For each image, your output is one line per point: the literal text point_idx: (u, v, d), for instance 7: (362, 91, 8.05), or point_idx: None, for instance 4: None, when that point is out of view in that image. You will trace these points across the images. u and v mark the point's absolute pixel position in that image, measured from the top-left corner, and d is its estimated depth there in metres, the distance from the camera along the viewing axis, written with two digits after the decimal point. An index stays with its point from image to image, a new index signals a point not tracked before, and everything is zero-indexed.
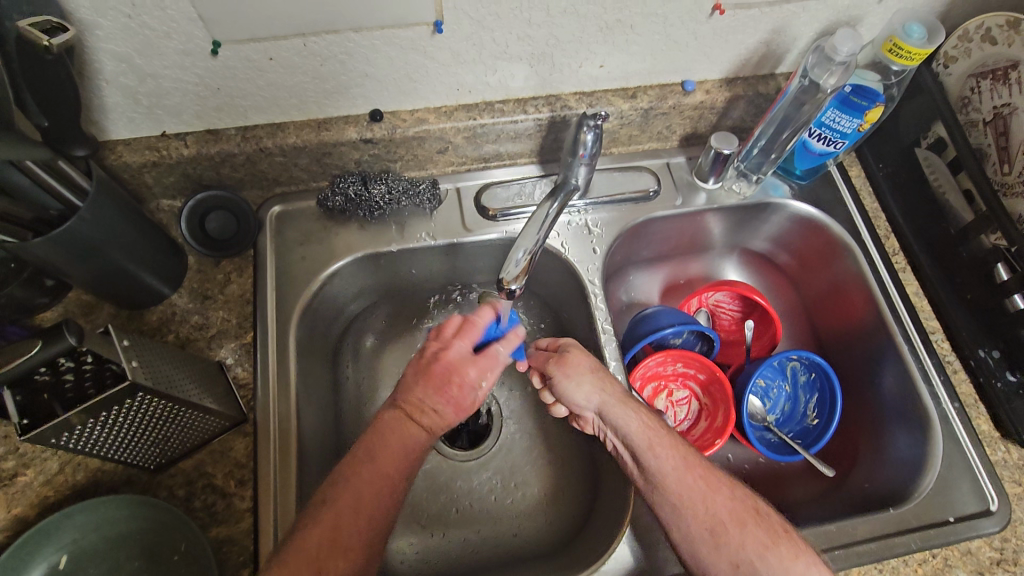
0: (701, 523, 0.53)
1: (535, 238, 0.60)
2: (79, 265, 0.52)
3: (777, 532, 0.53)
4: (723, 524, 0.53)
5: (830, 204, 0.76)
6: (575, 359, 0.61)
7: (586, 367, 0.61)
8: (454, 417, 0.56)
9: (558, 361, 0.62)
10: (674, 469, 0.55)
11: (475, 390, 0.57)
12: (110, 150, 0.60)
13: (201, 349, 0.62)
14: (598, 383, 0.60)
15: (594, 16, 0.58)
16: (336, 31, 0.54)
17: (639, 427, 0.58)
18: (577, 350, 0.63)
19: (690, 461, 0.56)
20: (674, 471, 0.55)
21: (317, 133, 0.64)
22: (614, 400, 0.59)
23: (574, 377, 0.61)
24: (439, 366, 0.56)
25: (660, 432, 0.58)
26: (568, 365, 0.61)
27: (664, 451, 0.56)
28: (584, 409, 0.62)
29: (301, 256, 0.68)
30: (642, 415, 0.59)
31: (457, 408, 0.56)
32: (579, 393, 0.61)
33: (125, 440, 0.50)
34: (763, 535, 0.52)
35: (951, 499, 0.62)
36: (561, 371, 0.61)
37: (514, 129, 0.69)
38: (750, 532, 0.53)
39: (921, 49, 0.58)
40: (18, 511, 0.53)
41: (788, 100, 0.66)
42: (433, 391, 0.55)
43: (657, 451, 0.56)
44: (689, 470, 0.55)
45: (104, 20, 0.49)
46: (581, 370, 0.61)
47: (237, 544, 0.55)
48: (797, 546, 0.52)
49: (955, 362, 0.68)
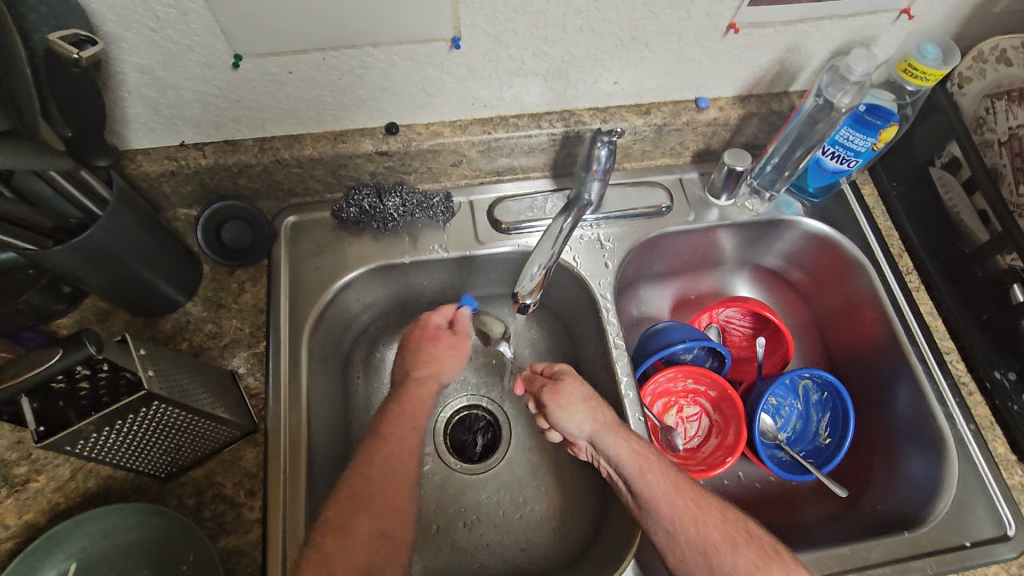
0: (695, 548, 0.53)
1: (548, 253, 0.60)
2: (95, 273, 0.53)
3: (769, 553, 0.53)
4: (716, 546, 0.53)
5: (843, 222, 0.76)
6: (569, 389, 0.63)
7: (579, 396, 0.62)
8: (439, 350, 0.65)
9: (553, 391, 0.63)
10: (666, 495, 0.55)
11: (445, 329, 0.67)
12: (130, 160, 0.61)
13: (214, 358, 0.62)
14: (591, 412, 0.61)
15: (609, 33, 0.59)
16: (355, 46, 0.55)
17: (628, 455, 0.57)
18: (571, 378, 0.64)
19: (682, 486, 0.56)
20: (666, 497, 0.55)
21: (334, 145, 0.65)
22: (606, 428, 0.59)
23: (568, 406, 0.62)
24: (411, 330, 0.67)
25: (651, 457, 0.57)
26: (561, 394, 0.62)
27: (655, 478, 0.56)
28: (577, 438, 0.62)
29: (314, 267, 0.69)
30: (633, 443, 0.58)
31: (444, 346, 0.66)
32: (573, 421, 0.61)
33: (137, 449, 0.50)
34: (754, 556, 0.53)
35: (966, 523, 0.61)
36: (555, 400, 0.63)
37: (527, 144, 0.69)
38: (742, 554, 0.53)
39: (936, 70, 0.58)
40: (29, 517, 0.54)
41: (801, 118, 0.66)
42: (412, 344, 0.66)
43: (648, 478, 0.56)
44: (681, 495, 0.55)
45: (129, 33, 0.49)
46: (575, 399, 0.62)
47: (245, 556, 0.54)
48: (788, 566, 0.52)
49: (970, 384, 0.68)
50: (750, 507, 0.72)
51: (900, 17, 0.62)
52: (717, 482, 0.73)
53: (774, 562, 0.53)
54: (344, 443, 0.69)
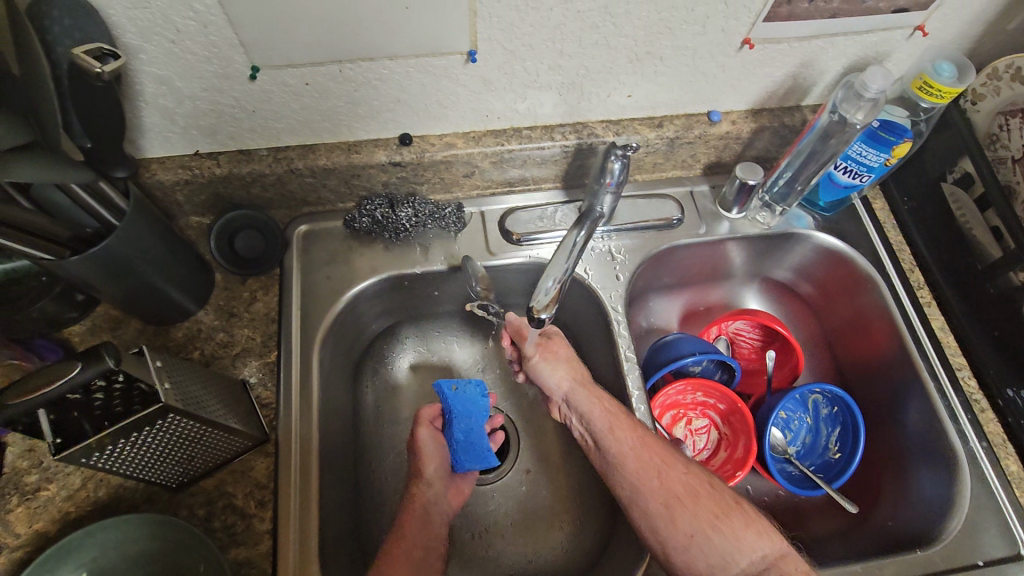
0: (658, 498, 0.56)
1: (564, 267, 0.60)
2: (109, 282, 0.53)
3: (730, 503, 0.56)
4: (677, 496, 0.56)
5: (854, 237, 0.76)
6: (556, 346, 0.67)
7: (563, 356, 0.67)
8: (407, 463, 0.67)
9: (540, 346, 0.68)
10: (632, 448, 0.59)
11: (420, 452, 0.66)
12: (145, 168, 0.61)
13: (225, 367, 0.62)
14: (571, 370, 0.66)
15: (624, 48, 0.59)
16: (371, 59, 0.55)
17: (599, 412, 0.61)
18: (558, 338, 0.69)
19: (649, 441, 0.59)
20: (632, 451, 0.58)
21: (347, 155, 0.65)
22: (583, 387, 0.64)
23: (551, 361, 0.66)
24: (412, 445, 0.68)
25: (620, 416, 0.61)
26: (547, 351, 0.67)
27: (622, 433, 0.60)
28: (555, 395, 0.66)
29: (325, 277, 0.69)
30: (604, 401, 0.62)
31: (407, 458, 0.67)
32: (553, 377, 0.65)
33: (151, 459, 0.50)
34: (715, 507, 0.56)
35: (978, 542, 0.61)
36: (539, 353, 0.67)
37: (539, 155, 0.69)
38: (703, 505, 0.56)
39: (951, 87, 0.58)
40: (39, 526, 0.53)
41: (815, 133, 0.66)
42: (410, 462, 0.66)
43: (616, 434, 0.60)
44: (647, 449, 0.59)
45: (149, 45, 0.50)
46: (558, 357, 0.67)
47: (255, 567, 0.54)
48: (746, 516, 0.55)
49: (982, 401, 0.67)
50: None
51: (914, 34, 0.62)
52: None
53: (733, 511, 0.56)
54: (354, 453, 0.69)
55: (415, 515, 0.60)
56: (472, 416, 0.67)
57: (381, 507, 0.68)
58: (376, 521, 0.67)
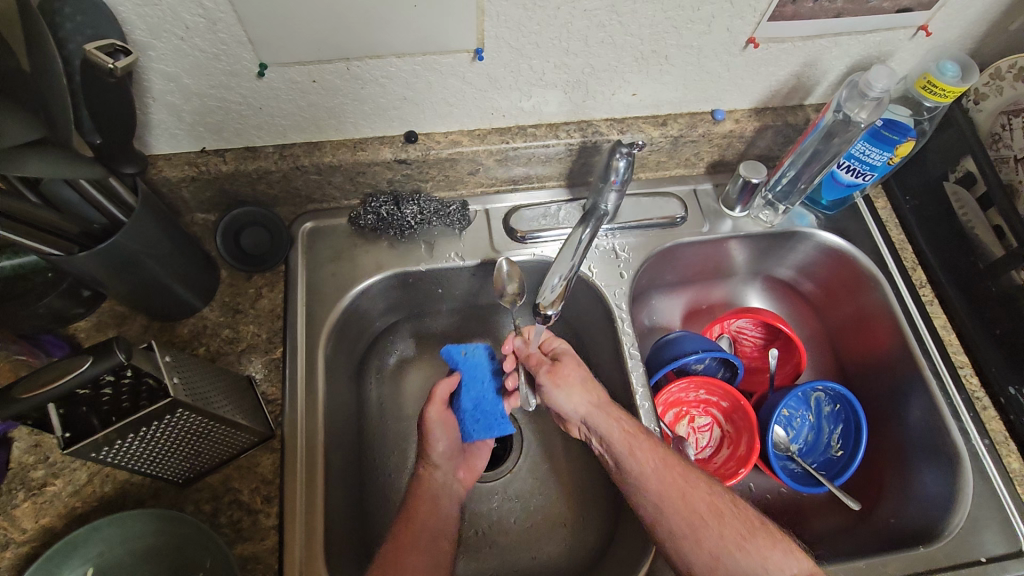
0: (682, 520, 0.55)
1: (568, 264, 0.60)
2: (117, 277, 0.53)
3: (755, 523, 0.56)
4: (703, 516, 0.55)
5: (857, 236, 0.76)
6: (568, 368, 0.63)
7: (577, 378, 0.62)
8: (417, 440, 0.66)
9: (552, 368, 0.63)
10: (654, 469, 0.57)
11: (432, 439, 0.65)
12: (151, 165, 0.62)
13: (231, 363, 0.62)
14: (586, 393, 0.62)
15: (630, 47, 0.59)
16: (379, 56, 0.55)
17: (619, 435, 0.59)
18: (570, 357, 0.64)
19: (670, 460, 0.58)
20: (654, 471, 0.57)
21: (353, 153, 0.65)
22: (601, 409, 0.60)
23: (565, 387, 0.62)
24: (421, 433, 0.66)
25: (640, 435, 0.59)
26: (560, 373, 0.62)
27: (644, 454, 0.58)
28: (570, 417, 0.63)
29: (331, 273, 0.69)
30: (624, 422, 0.60)
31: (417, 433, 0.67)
32: (568, 400, 0.62)
33: (158, 454, 0.50)
34: (740, 527, 0.55)
35: (980, 539, 0.61)
36: (551, 380, 0.62)
37: (544, 153, 0.69)
38: (729, 525, 0.55)
39: (955, 87, 0.59)
40: (45, 521, 0.54)
41: (819, 133, 0.66)
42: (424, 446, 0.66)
43: (638, 455, 0.58)
44: (670, 470, 0.57)
45: (158, 42, 0.50)
46: (572, 380, 0.62)
47: (262, 562, 0.54)
48: (771, 534, 0.55)
49: (984, 399, 0.68)
50: None
51: (917, 34, 0.63)
52: None
53: (758, 531, 0.55)
54: (358, 450, 0.69)
55: (423, 508, 0.60)
56: (483, 384, 0.67)
57: (386, 503, 0.69)
58: (380, 517, 0.68)
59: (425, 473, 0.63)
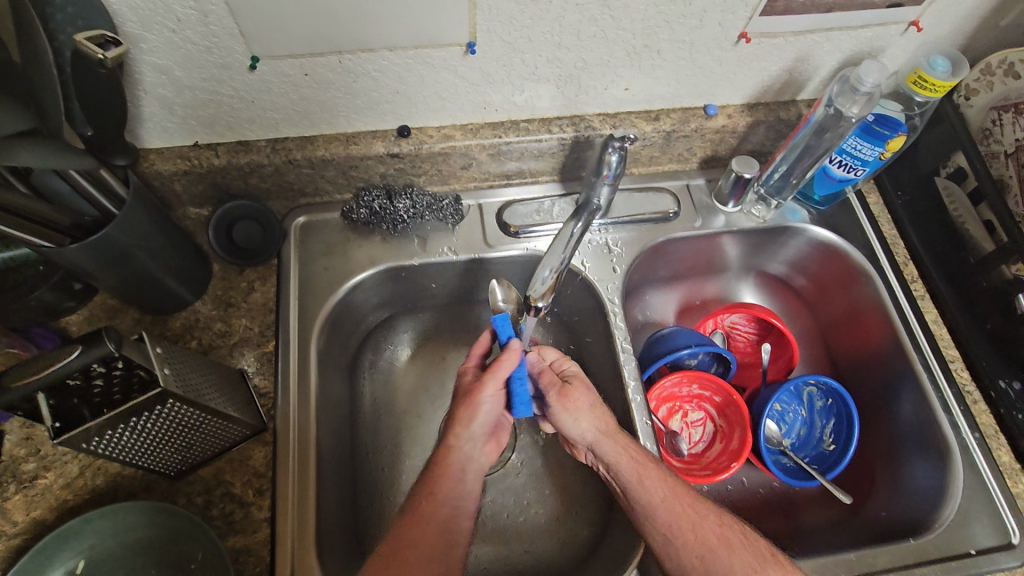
0: (691, 551, 0.54)
1: (560, 258, 0.60)
2: (109, 270, 0.53)
3: (764, 554, 0.55)
4: (713, 548, 0.55)
5: (849, 231, 0.76)
6: (576, 393, 0.61)
7: (585, 403, 0.61)
8: (456, 404, 0.60)
9: (560, 394, 0.61)
10: (663, 499, 0.56)
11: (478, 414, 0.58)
12: (143, 158, 0.61)
13: (223, 357, 0.62)
14: (595, 420, 0.60)
15: (622, 41, 0.59)
16: (371, 50, 0.55)
17: (628, 464, 0.58)
18: (579, 383, 0.63)
19: (679, 490, 0.57)
20: (663, 502, 0.56)
21: (345, 147, 0.65)
22: (609, 438, 0.59)
23: (573, 412, 0.61)
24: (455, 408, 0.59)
25: (649, 465, 0.58)
26: (569, 399, 0.61)
27: (652, 484, 0.57)
28: (578, 443, 0.61)
29: (323, 267, 0.69)
30: (632, 451, 0.59)
31: (459, 396, 0.60)
32: (577, 427, 0.60)
33: (149, 446, 0.50)
34: (751, 558, 0.54)
35: (970, 532, 0.62)
36: (561, 403, 0.61)
37: (537, 148, 0.70)
38: (739, 557, 0.54)
39: (945, 82, 0.59)
40: (36, 513, 0.54)
41: (810, 128, 0.66)
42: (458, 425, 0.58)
43: (646, 485, 0.57)
44: (678, 499, 0.56)
45: (149, 34, 0.50)
46: (581, 406, 0.61)
47: (254, 555, 0.55)
48: (784, 567, 0.54)
49: (974, 393, 0.68)
50: (754, 513, 0.72)
51: (908, 29, 0.63)
52: (721, 486, 0.73)
53: (769, 562, 0.55)
54: (351, 444, 0.69)
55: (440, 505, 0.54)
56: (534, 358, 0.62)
57: (379, 498, 0.69)
58: (373, 511, 0.68)
59: (455, 444, 0.57)
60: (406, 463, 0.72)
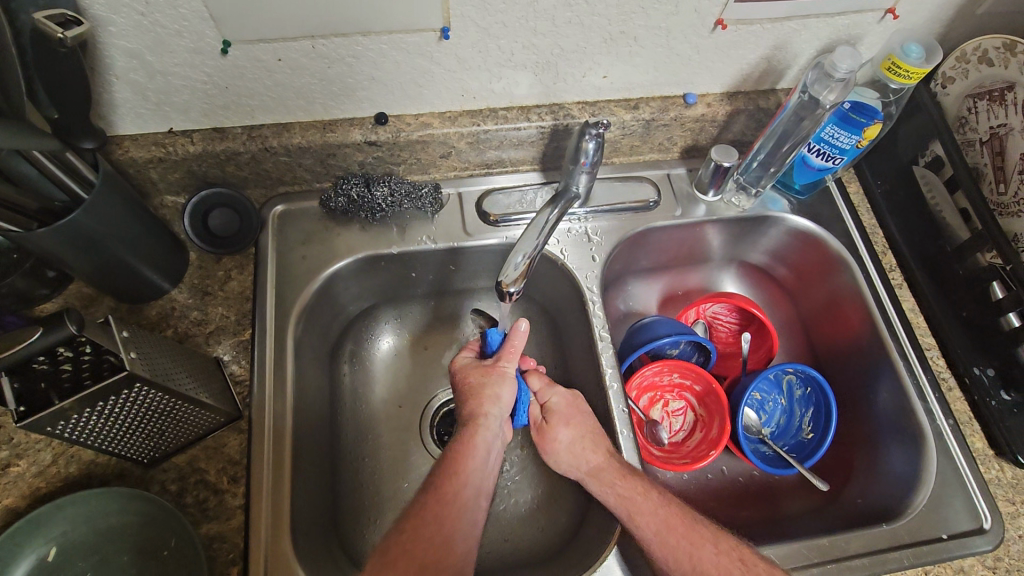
0: None
1: (532, 244, 0.60)
2: (79, 258, 0.52)
3: None
4: None
5: (828, 219, 0.77)
6: (551, 434, 0.64)
7: (562, 443, 0.63)
8: (478, 382, 0.62)
9: (540, 435, 0.65)
10: (656, 533, 0.55)
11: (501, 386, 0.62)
12: (117, 145, 0.61)
13: (199, 345, 0.62)
14: (574, 459, 0.61)
15: (598, 27, 0.59)
16: (345, 35, 0.55)
17: (615, 500, 0.57)
18: (556, 422, 0.64)
19: (672, 522, 0.56)
20: (657, 537, 0.55)
21: (322, 134, 0.65)
22: (588, 476, 0.60)
23: (552, 453, 0.63)
24: (477, 383, 0.62)
25: (637, 499, 0.57)
26: (546, 441, 0.64)
27: (644, 519, 0.56)
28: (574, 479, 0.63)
29: (301, 256, 0.69)
30: (618, 486, 0.58)
31: (478, 377, 0.63)
32: (562, 468, 0.63)
33: (119, 432, 0.50)
34: None
35: (942, 516, 0.62)
36: (542, 445, 0.65)
37: (516, 136, 0.69)
38: None
39: (919, 68, 0.59)
40: (9, 501, 0.53)
41: (787, 114, 0.67)
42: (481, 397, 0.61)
43: (638, 520, 0.56)
44: (671, 532, 0.55)
45: (117, 17, 0.49)
46: (558, 445, 0.63)
47: (227, 541, 0.54)
48: None
49: (950, 379, 0.69)
50: (732, 501, 0.72)
51: (885, 17, 0.63)
52: (701, 475, 0.74)
53: None
54: (330, 433, 0.69)
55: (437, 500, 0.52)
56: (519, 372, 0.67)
57: (357, 487, 0.69)
58: (352, 501, 0.67)
59: (483, 422, 0.60)
60: (386, 452, 0.72)
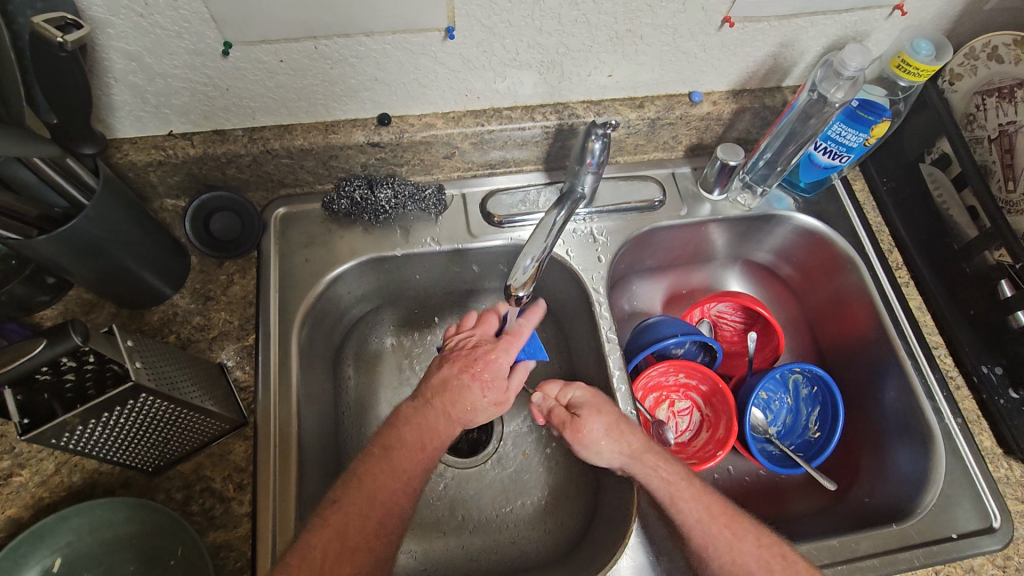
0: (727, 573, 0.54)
1: (541, 246, 0.61)
2: (80, 263, 0.52)
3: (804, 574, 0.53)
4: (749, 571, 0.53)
5: (834, 217, 0.76)
6: (586, 426, 0.60)
7: (598, 431, 0.60)
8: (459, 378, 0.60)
9: (573, 430, 0.61)
10: (698, 520, 0.56)
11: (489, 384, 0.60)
12: (116, 149, 0.60)
13: (202, 351, 0.61)
14: (615, 445, 0.60)
15: (604, 26, 0.58)
16: (346, 35, 0.54)
17: (659, 483, 0.58)
18: (589, 409, 0.61)
19: (714, 510, 0.56)
20: (698, 523, 0.56)
21: (324, 135, 0.64)
22: (632, 459, 0.59)
23: (592, 445, 0.60)
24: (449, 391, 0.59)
25: (681, 484, 0.58)
26: (582, 433, 0.60)
27: (686, 505, 0.57)
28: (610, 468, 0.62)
29: (304, 259, 0.68)
30: (661, 470, 0.58)
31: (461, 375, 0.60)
32: (601, 457, 0.60)
33: (124, 442, 0.49)
34: None
35: (952, 515, 0.62)
36: (577, 441, 0.60)
37: (521, 136, 0.69)
38: None
39: (928, 65, 0.58)
40: (12, 511, 0.52)
41: (795, 113, 0.66)
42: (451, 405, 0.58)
43: (679, 506, 0.57)
44: (714, 520, 0.56)
45: (116, 18, 0.48)
46: (595, 436, 0.60)
47: (234, 550, 0.54)
48: None
49: (958, 378, 0.68)
50: (739, 501, 0.72)
51: (893, 13, 0.63)
52: (707, 475, 0.73)
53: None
54: (335, 437, 0.68)
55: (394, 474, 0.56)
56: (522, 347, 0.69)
57: None
58: None
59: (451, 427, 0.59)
60: None
